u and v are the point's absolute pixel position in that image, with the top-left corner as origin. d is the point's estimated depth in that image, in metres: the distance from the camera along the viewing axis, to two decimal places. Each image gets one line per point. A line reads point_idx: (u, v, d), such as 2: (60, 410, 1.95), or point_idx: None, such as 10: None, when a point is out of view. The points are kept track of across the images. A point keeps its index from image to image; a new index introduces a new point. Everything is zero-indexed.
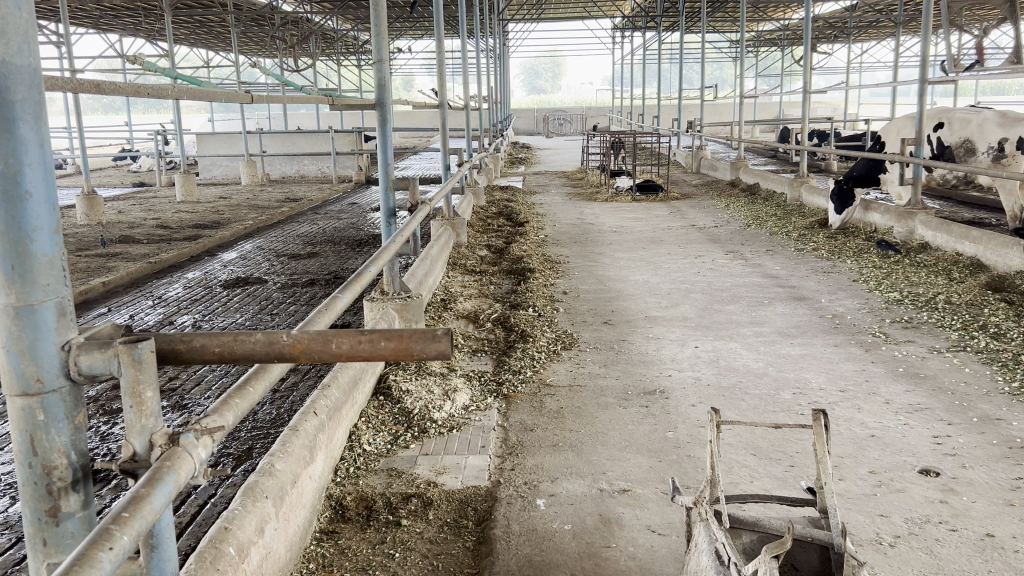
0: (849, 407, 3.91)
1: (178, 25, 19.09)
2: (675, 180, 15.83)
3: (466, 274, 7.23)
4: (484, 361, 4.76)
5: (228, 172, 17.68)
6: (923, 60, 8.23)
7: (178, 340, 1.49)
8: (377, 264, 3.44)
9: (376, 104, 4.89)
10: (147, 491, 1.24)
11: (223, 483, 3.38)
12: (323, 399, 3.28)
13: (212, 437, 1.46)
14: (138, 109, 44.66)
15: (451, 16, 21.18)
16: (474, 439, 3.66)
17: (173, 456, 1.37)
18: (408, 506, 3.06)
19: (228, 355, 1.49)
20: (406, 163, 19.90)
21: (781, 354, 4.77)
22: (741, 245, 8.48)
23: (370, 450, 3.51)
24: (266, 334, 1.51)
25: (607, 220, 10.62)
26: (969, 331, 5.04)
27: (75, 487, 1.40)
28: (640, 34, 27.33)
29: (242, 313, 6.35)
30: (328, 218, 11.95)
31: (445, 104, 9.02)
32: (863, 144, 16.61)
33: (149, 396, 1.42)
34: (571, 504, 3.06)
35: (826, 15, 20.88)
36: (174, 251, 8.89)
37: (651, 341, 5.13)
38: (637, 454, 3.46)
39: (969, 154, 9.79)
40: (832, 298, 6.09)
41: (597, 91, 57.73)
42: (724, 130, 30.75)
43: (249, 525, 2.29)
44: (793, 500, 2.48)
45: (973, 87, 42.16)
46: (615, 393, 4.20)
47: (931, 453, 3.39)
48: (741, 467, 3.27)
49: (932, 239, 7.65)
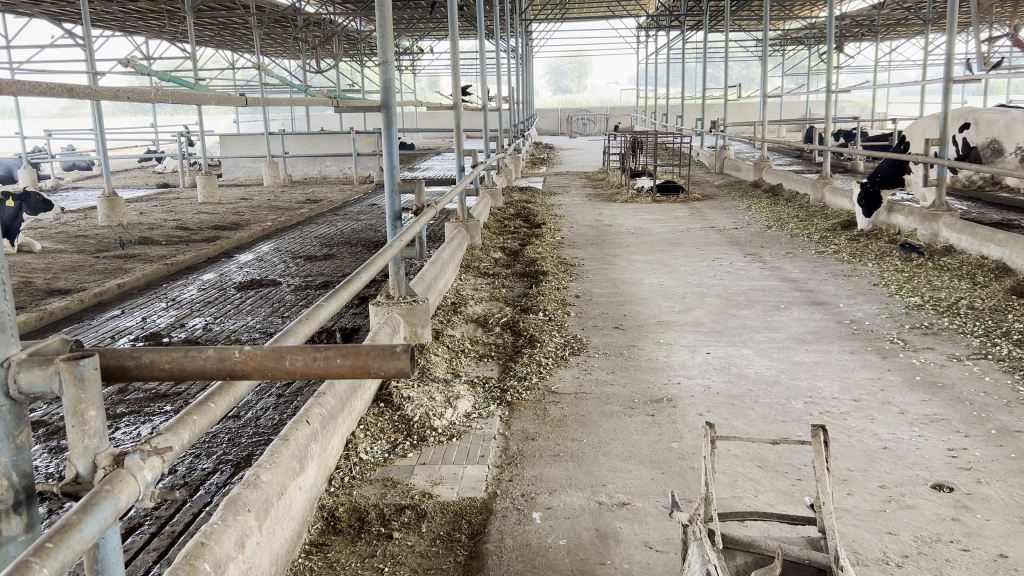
0: (862, 417, 3.78)
1: (202, 27, 19.29)
2: (698, 180, 15.65)
3: (478, 276, 7.14)
4: (490, 367, 4.68)
5: (251, 174, 17.81)
6: (950, 58, 7.98)
7: (127, 356, 1.43)
8: (374, 269, 3.34)
9: (381, 107, 4.80)
10: (78, 518, 1.19)
11: (219, 491, 3.34)
12: (317, 407, 3.23)
13: (161, 458, 1.40)
14: (166, 112, 45.42)
15: (472, 16, 21.15)
16: (474, 448, 3.59)
17: (116, 479, 1.31)
18: (401, 518, 2.99)
19: (178, 371, 1.42)
20: (428, 163, 19.93)
21: (794, 361, 4.64)
22: (760, 248, 8.31)
23: (367, 459, 3.45)
24: (218, 350, 1.45)
25: (626, 222, 10.49)
26: (991, 338, 4.88)
27: (17, 510, 1.34)
28: (664, 33, 27.06)
29: (253, 316, 6.33)
30: (347, 219, 11.97)
31: (460, 103, 8.84)
32: (891, 143, 16.31)
33: (93, 414, 1.36)
34: (568, 517, 2.97)
35: (853, 14, 20.49)
36: (192, 252, 8.93)
37: (662, 347, 5.01)
38: (639, 465, 3.36)
39: (997, 155, 9.64)
40: (851, 303, 5.93)
41: (621, 91, 57.58)
42: (750, 129, 30.39)
43: (228, 540, 2.24)
44: (793, 519, 2.38)
45: (1005, 87, 41.20)
46: (622, 401, 4.11)
47: (945, 467, 3.26)
48: (746, 481, 3.16)
49: (956, 242, 7.43)
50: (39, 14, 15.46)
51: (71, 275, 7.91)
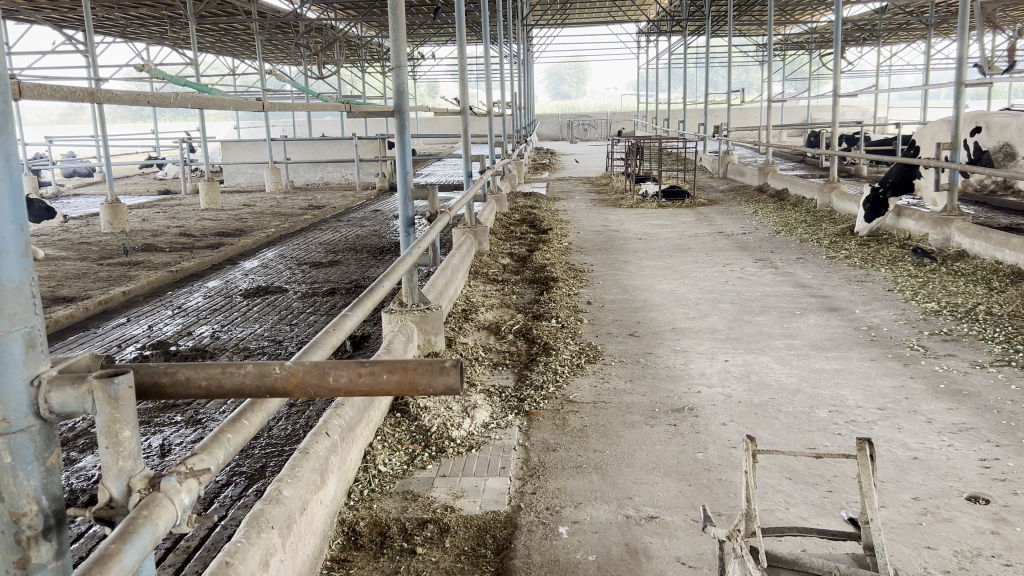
0: (889, 426, 3.71)
1: (203, 34, 19.29)
2: (703, 185, 15.60)
3: (487, 283, 7.07)
4: (505, 375, 4.60)
5: (253, 180, 17.71)
6: (961, 61, 7.93)
7: (160, 373, 1.35)
8: (393, 277, 3.28)
9: (394, 113, 4.73)
10: (116, 547, 1.12)
11: (235, 503, 3.26)
12: (336, 419, 3.15)
13: (198, 479, 1.34)
14: (166, 117, 45.52)
15: (474, 21, 21.15)
16: (494, 459, 3.51)
17: (153, 504, 1.24)
18: (424, 532, 2.91)
19: (216, 390, 1.36)
20: (430, 170, 19.89)
21: (815, 369, 4.56)
22: (770, 253, 8.23)
23: (386, 471, 3.37)
24: (257, 365, 1.38)
25: (632, 227, 10.42)
26: (1013, 344, 4.80)
27: (47, 536, 1.25)
28: (664, 38, 27.07)
29: (261, 323, 6.26)
30: (350, 225, 11.87)
31: (467, 109, 8.73)
32: (895, 148, 16.31)
33: (127, 434, 1.30)
34: (596, 532, 2.90)
35: (855, 18, 20.44)
36: (196, 259, 8.83)
37: (678, 354, 4.94)
38: (665, 476, 3.29)
39: (1009, 159, 9.56)
40: (868, 309, 5.87)
41: (622, 97, 57.86)
42: (752, 134, 30.34)
43: (252, 558, 2.16)
44: (834, 534, 2.29)
45: (1007, 91, 41.24)
46: (642, 410, 4.03)
47: (978, 478, 3.18)
48: (776, 493, 3.08)
49: (969, 246, 7.36)
50: (40, 20, 15.42)
51: (75, 282, 7.83)
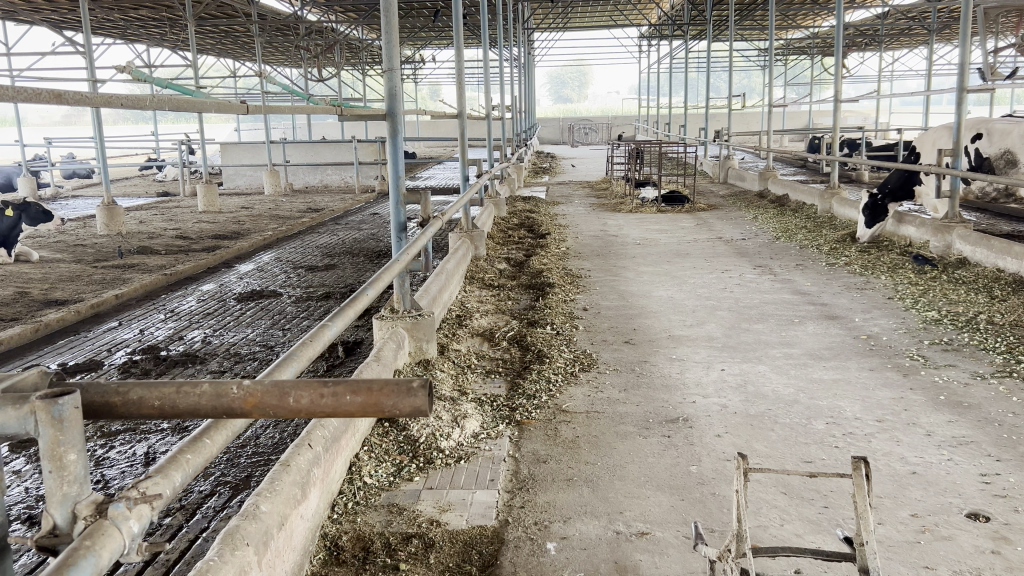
0: (888, 439, 3.63)
1: (203, 35, 19.25)
2: (703, 190, 15.55)
3: (483, 288, 7.01)
4: (499, 384, 4.52)
5: (252, 182, 17.60)
6: (964, 65, 7.83)
7: (111, 392, 1.29)
8: (380, 284, 3.19)
9: (386, 117, 4.64)
10: None
11: (217, 515, 3.18)
12: (320, 429, 3.08)
13: (150, 505, 1.26)
14: (167, 119, 45.44)
15: (475, 24, 21.08)
16: (483, 471, 3.44)
17: (97, 533, 1.17)
18: (408, 547, 2.83)
19: (169, 409, 1.28)
20: (430, 173, 19.82)
21: (813, 379, 4.49)
22: (769, 260, 8.14)
23: (372, 483, 3.29)
24: (214, 385, 1.30)
25: (631, 232, 10.33)
26: (1014, 354, 4.73)
27: None
28: (666, 43, 26.95)
29: (253, 327, 6.19)
30: (349, 228, 11.80)
31: (464, 112, 8.60)
32: (896, 154, 16.26)
33: (73, 458, 1.23)
34: (584, 548, 2.82)
35: (857, 24, 20.37)
36: (190, 263, 8.74)
37: (675, 363, 4.86)
38: (657, 491, 3.21)
39: (1011, 166, 9.51)
40: (867, 317, 5.79)
41: (624, 101, 58.02)
42: (753, 139, 30.27)
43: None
44: (827, 555, 2.19)
45: (1009, 97, 41.13)
46: (635, 421, 3.95)
47: (979, 494, 3.10)
48: (771, 509, 3.00)
49: (970, 254, 7.28)
50: (38, 21, 15.34)
51: (69, 285, 7.75)
